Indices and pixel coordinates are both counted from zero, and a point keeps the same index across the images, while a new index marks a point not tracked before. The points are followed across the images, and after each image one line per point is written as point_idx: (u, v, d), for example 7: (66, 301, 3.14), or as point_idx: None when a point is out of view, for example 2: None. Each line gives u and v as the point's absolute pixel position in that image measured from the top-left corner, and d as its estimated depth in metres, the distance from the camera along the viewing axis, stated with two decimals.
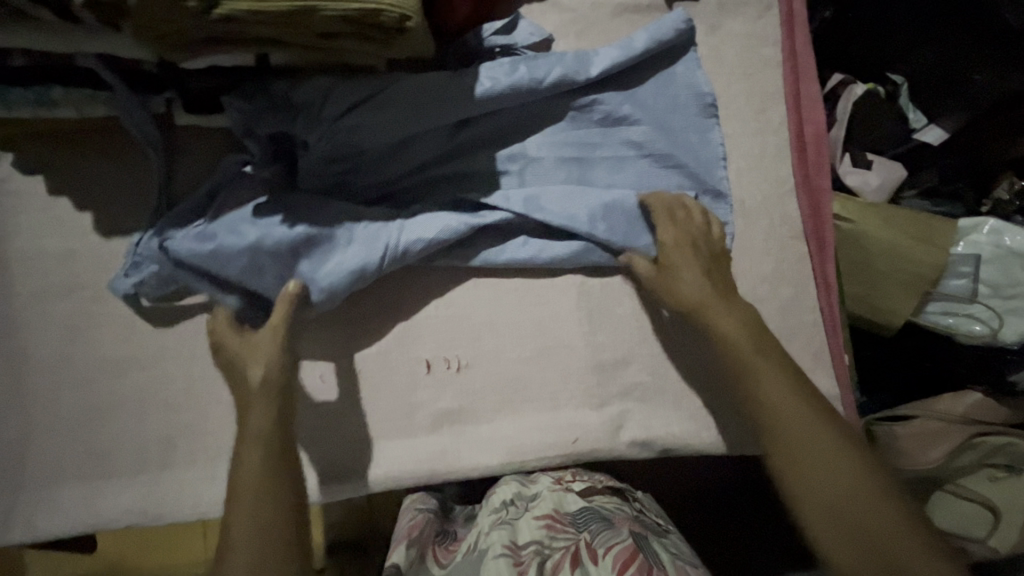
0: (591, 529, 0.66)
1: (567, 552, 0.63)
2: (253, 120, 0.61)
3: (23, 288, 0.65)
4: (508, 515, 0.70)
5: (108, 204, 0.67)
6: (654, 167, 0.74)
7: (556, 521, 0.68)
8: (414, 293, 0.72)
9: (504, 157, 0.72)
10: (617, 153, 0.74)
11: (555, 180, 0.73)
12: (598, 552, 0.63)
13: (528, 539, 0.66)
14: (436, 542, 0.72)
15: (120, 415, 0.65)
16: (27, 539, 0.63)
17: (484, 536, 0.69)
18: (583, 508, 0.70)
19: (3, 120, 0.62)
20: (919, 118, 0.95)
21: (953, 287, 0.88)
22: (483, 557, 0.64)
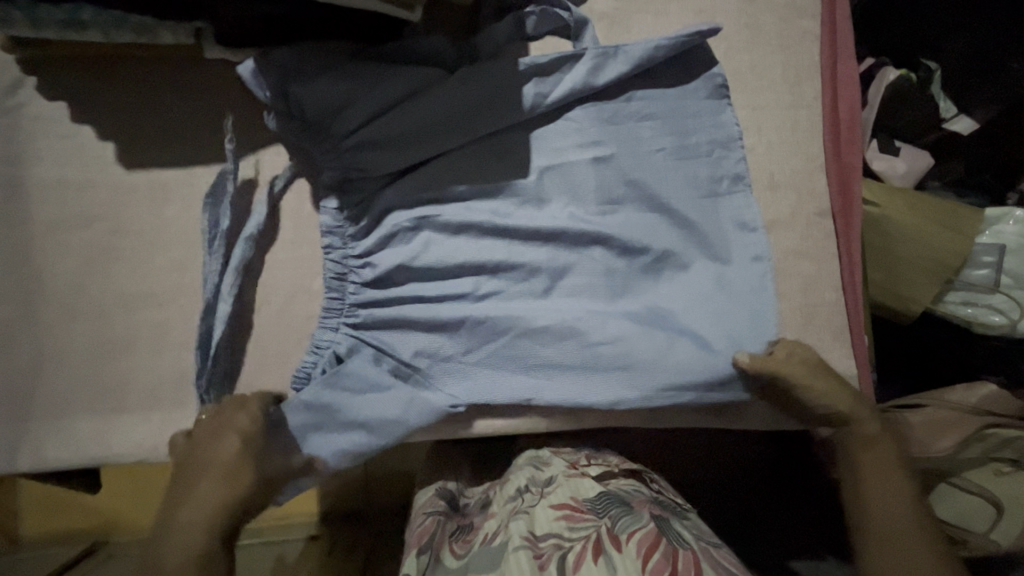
0: (610, 515, 0.64)
1: (588, 541, 0.60)
2: (291, 73, 0.63)
3: (41, 216, 0.64)
4: (524, 503, 0.71)
5: (133, 136, 0.66)
6: (680, 155, 0.73)
7: (574, 510, 0.66)
8: (431, 275, 0.69)
9: (537, 138, 0.71)
10: (645, 137, 0.73)
11: (583, 160, 0.71)
12: (620, 538, 0.60)
13: (546, 531, 0.64)
14: (452, 538, 0.71)
15: (135, 351, 0.65)
16: (36, 468, 0.63)
17: (501, 526, 0.68)
18: (601, 494, 0.69)
19: (29, 41, 0.60)
20: (949, 107, 0.94)
21: (976, 278, 0.87)
22: (502, 551, 0.63)
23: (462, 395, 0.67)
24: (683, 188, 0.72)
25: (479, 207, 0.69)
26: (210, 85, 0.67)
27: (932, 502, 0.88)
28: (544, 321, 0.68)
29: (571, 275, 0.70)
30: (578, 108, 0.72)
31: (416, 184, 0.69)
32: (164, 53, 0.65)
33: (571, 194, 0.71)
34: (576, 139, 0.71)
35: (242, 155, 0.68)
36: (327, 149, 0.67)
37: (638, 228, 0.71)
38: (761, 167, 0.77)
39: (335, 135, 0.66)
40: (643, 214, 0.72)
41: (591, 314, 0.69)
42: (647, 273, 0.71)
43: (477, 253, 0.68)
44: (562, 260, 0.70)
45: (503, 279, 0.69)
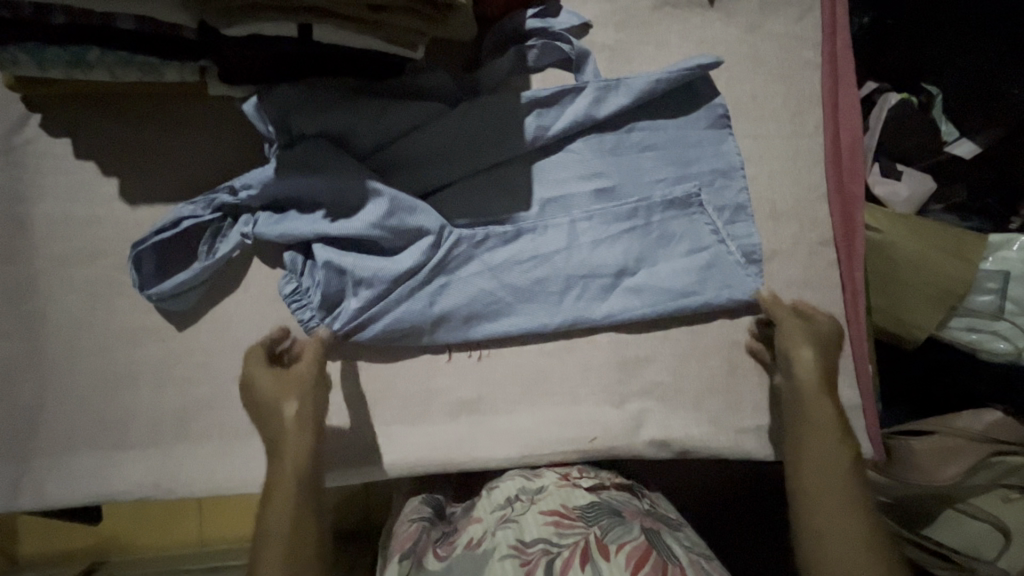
0: (601, 525, 0.66)
1: (576, 547, 0.62)
2: (293, 109, 0.63)
3: (45, 252, 0.64)
4: (513, 511, 0.70)
5: (136, 171, 0.66)
6: (680, 187, 0.73)
7: (563, 517, 0.67)
8: (441, 304, 0.68)
9: (540, 168, 0.72)
10: (647, 166, 0.73)
11: (586, 190, 0.72)
12: (610, 548, 0.62)
13: (534, 537, 0.65)
14: (436, 543, 0.71)
15: (138, 386, 0.65)
16: (37, 507, 0.63)
17: (488, 533, 0.68)
18: (592, 503, 0.70)
19: (34, 80, 0.61)
20: (951, 130, 0.94)
21: (980, 303, 0.86)
22: (487, 558, 0.64)
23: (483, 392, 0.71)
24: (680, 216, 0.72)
25: (488, 240, 0.69)
26: (211, 121, 0.67)
27: (937, 529, 0.88)
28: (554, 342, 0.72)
29: (568, 306, 0.70)
30: (581, 141, 0.72)
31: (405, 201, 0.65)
32: (167, 90, 0.65)
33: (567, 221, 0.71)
34: (577, 171, 0.72)
35: None
36: (313, 170, 0.64)
37: (645, 256, 0.72)
38: (763, 196, 0.77)
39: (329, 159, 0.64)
40: (645, 243, 0.72)
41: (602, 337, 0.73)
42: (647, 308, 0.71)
43: (485, 283, 0.69)
44: (568, 289, 0.70)
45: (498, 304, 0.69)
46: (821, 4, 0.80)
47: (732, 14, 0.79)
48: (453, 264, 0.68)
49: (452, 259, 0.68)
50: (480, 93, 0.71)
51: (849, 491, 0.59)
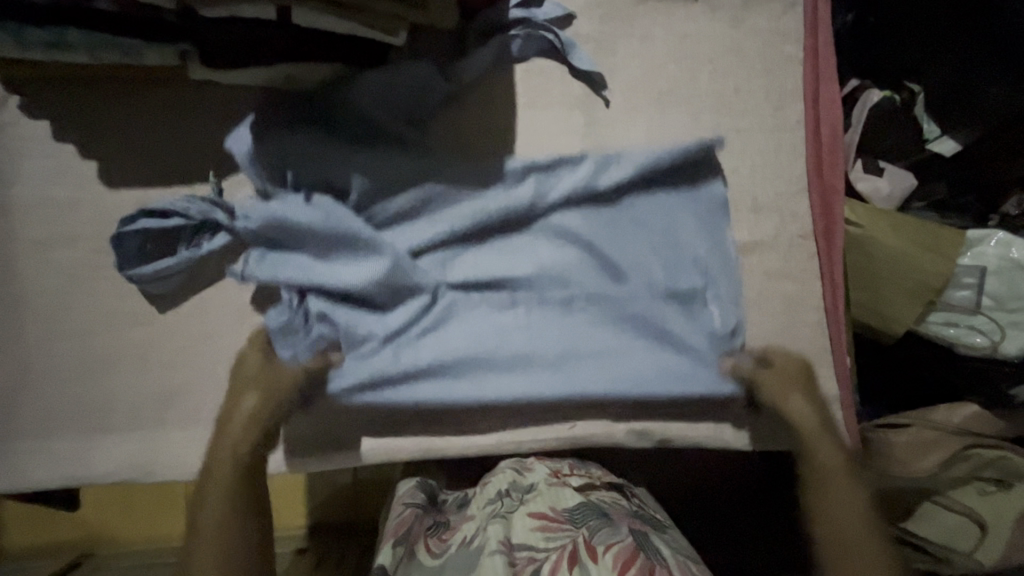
0: (589, 527, 0.67)
1: (564, 552, 0.63)
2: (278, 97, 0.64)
3: (24, 235, 0.64)
4: (502, 508, 0.72)
5: (117, 156, 0.66)
6: (663, 189, 0.74)
7: (552, 520, 0.68)
8: (428, 304, 0.68)
9: (520, 165, 0.69)
10: (634, 165, 0.71)
11: (571, 187, 0.70)
12: (598, 550, 0.63)
13: (523, 540, 0.66)
14: (429, 534, 0.72)
15: (118, 370, 0.65)
16: (19, 489, 0.63)
17: (479, 528, 0.69)
18: (580, 505, 0.71)
19: (13, 61, 0.60)
20: (932, 128, 0.96)
21: (958, 298, 0.87)
22: (478, 555, 0.64)
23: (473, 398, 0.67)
24: (661, 209, 0.73)
25: (476, 240, 0.70)
26: (193, 106, 0.67)
27: (915, 522, 0.90)
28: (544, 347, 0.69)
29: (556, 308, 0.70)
30: (563, 134, 0.74)
31: (378, 192, 0.66)
32: (148, 74, 0.65)
33: (542, 222, 0.71)
34: (559, 167, 0.70)
35: (221, 174, 0.67)
36: (297, 162, 0.64)
37: (632, 258, 0.71)
38: (745, 189, 0.78)
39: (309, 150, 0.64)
40: (630, 242, 0.72)
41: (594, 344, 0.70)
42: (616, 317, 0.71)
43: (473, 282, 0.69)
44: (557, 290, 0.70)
45: (466, 307, 0.69)
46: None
47: (716, 8, 0.79)
48: (442, 264, 0.69)
49: (440, 259, 0.69)
50: (463, 81, 0.70)
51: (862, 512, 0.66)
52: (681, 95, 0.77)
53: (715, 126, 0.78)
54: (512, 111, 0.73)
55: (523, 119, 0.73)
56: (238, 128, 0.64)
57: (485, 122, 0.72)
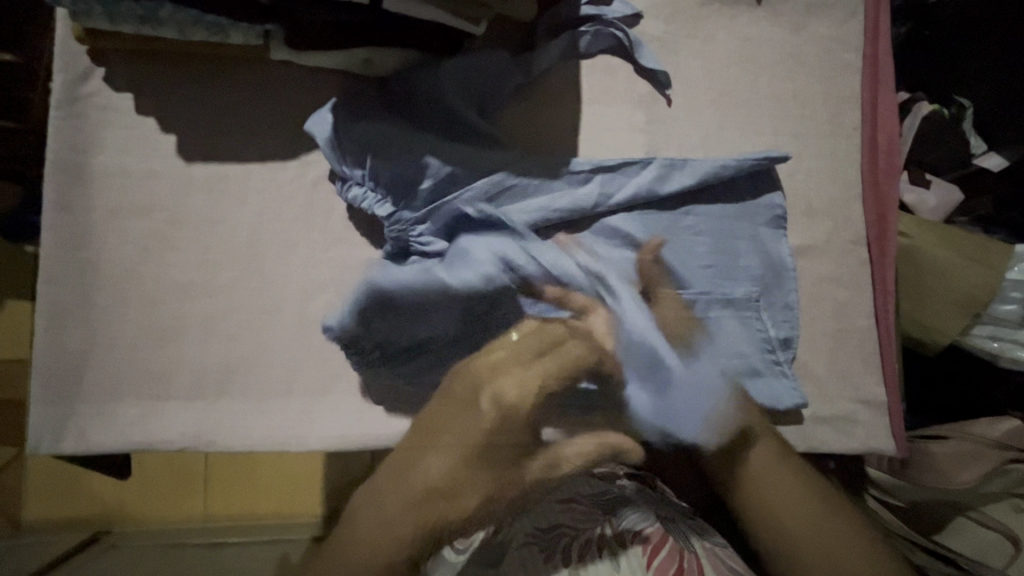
0: (614, 515, 0.70)
1: (592, 540, 0.67)
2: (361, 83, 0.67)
3: (101, 203, 0.66)
4: (526, 499, 0.71)
5: (194, 130, 0.67)
6: (722, 195, 0.75)
7: (579, 504, 0.71)
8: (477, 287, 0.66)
9: (586, 163, 0.71)
10: (699, 171, 0.72)
11: (637, 188, 0.71)
12: (625, 538, 0.67)
13: (553, 524, 0.69)
14: None
15: (183, 340, 0.66)
16: (78, 451, 0.64)
17: (503, 522, 0.69)
18: (605, 492, 0.72)
19: (104, 34, 0.62)
20: (979, 143, 0.96)
21: (1003, 312, 0.88)
22: (505, 548, 0.68)
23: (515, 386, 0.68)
24: (721, 213, 0.74)
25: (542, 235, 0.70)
26: (270, 85, 0.68)
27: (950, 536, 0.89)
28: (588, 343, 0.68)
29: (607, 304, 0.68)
30: (625, 130, 0.75)
31: (453, 180, 0.66)
32: (227, 51, 0.66)
33: (604, 221, 0.72)
34: (626, 168, 0.72)
35: (294, 153, 0.69)
36: (370, 144, 0.65)
37: (689, 263, 0.72)
38: (800, 193, 0.78)
39: (384, 129, 0.65)
40: (687, 245, 0.73)
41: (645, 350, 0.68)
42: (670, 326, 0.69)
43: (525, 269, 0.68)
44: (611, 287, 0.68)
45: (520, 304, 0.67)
46: (864, 9, 0.82)
47: (778, 14, 0.80)
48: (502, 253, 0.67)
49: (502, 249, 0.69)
50: (533, 73, 0.72)
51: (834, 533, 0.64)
52: (741, 97, 0.78)
53: (773, 129, 0.79)
54: (577, 106, 0.74)
55: (587, 115, 0.75)
56: (322, 112, 0.66)
57: (551, 116, 0.74)
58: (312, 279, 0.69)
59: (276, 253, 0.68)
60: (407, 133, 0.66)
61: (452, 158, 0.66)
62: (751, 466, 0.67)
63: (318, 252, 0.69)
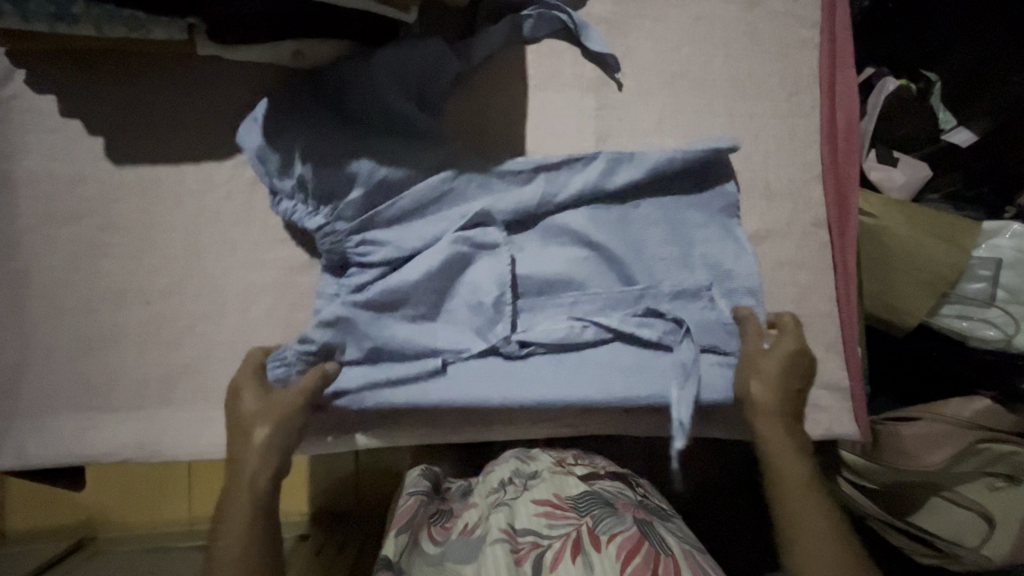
0: (593, 515, 0.66)
1: (568, 539, 0.63)
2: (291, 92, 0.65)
3: (29, 210, 0.63)
4: (506, 498, 0.71)
5: (124, 132, 0.65)
6: (676, 181, 0.73)
7: (556, 507, 0.67)
8: (425, 305, 0.66)
9: (529, 165, 0.69)
10: (646, 168, 0.70)
11: (581, 190, 0.69)
12: (600, 538, 0.63)
13: (526, 527, 0.65)
14: (431, 522, 0.72)
15: (122, 349, 0.64)
16: (18, 467, 0.62)
17: (482, 518, 0.69)
18: (584, 492, 0.70)
19: (19, 34, 0.59)
20: (948, 118, 0.94)
21: (971, 291, 0.86)
22: (480, 544, 0.65)
23: (468, 402, 0.67)
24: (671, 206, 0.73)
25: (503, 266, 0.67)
26: (199, 82, 0.66)
27: (922, 515, 0.89)
28: (541, 363, 0.68)
29: (557, 314, 0.68)
30: (574, 119, 0.73)
31: (389, 185, 0.65)
32: (150, 48, 0.63)
33: (553, 216, 0.70)
34: (571, 172, 0.70)
35: (229, 153, 0.67)
36: (302, 151, 0.63)
37: (641, 257, 0.70)
38: (758, 176, 0.76)
39: (317, 132, 0.63)
40: (635, 237, 0.71)
41: (591, 359, 0.69)
42: (609, 327, 0.67)
43: (483, 301, 0.66)
44: (558, 296, 0.69)
45: (492, 316, 0.67)
46: None
47: None
48: (458, 285, 0.67)
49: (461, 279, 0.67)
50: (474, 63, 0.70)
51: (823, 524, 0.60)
52: (695, 79, 0.76)
53: (728, 110, 0.76)
54: (522, 94, 0.72)
55: (535, 102, 0.72)
56: (251, 118, 0.64)
57: (496, 106, 0.72)
58: (252, 282, 0.66)
59: (216, 256, 0.66)
60: (340, 135, 0.64)
61: (390, 159, 0.65)
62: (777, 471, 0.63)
63: (258, 254, 0.67)
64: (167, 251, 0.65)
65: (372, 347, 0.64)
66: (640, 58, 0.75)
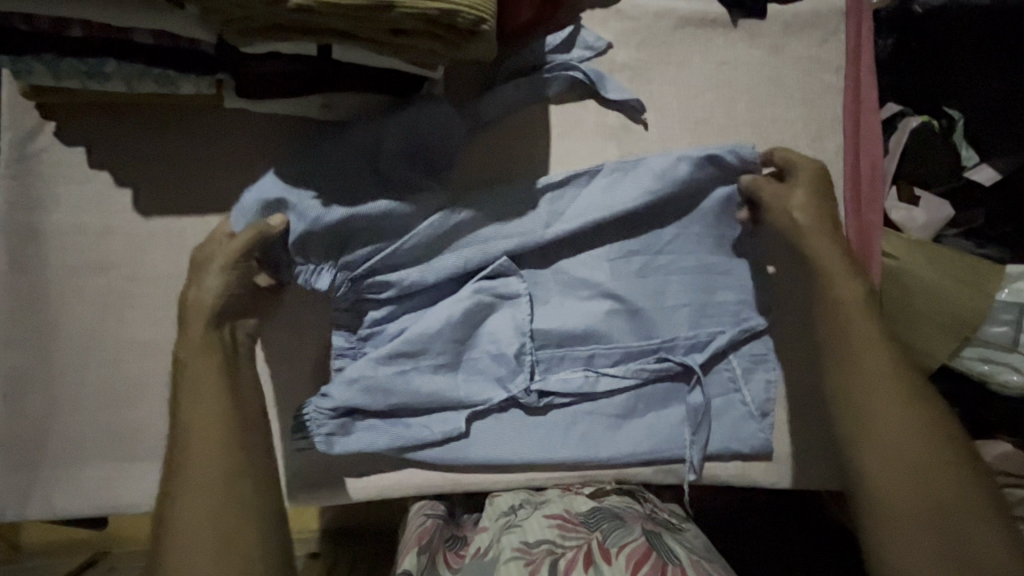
0: (603, 529, 0.65)
1: (580, 551, 0.62)
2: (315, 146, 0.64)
3: (59, 261, 0.64)
4: (517, 517, 0.68)
5: (150, 184, 0.65)
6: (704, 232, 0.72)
7: (567, 521, 0.66)
8: (444, 358, 0.67)
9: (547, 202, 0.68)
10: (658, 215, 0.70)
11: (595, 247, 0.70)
12: (611, 552, 0.62)
13: (539, 538, 0.64)
14: (446, 546, 0.69)
15: (147, 399, 0.65)
16: (46, 515, 0.63)
17: (494, 539, 0.66)
18: (595, 508, 0.68)
19: (51, 90, 0.60)
20: (970, 155, 0.93)
21: (992, 334, 0.85)
22: (495, 563, 0.63)
23: (489, 454, 0.68)
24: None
25: (519, 313, 0.68)
26: (225, 132, 0.66)
27: None
28: (561, 415, 0.69)
29: (575, 367, 0.69)
30: (599, 166, 0.73)
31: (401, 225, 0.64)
32: (179, 101, 0.64)
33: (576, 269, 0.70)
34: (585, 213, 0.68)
35: None
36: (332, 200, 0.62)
37: (662, 304, 0.70)
38: None
39: (345, 176, 0.63)
40: (655, 286, 0.70)
41: (608, 411, 0.70)
42: (625, 379, 0.69)
43: (505, 352, 0.68)
44: (577, 348, 0.69)
45: (509, 370, 0.68)
46: (847, 27, 0.78)
47: (755, 35, 0.77)
48: (476, 332, 0.68)
49: (479, 326, 0.68)
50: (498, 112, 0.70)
51: (908, 406, 0.59)
52: (717, 125, 0.76)
53: None
54: (545, 143, 0.72)
55: (558, 149, 0.72)
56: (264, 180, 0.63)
57: (518, 154, 0.72)
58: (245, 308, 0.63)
59: None
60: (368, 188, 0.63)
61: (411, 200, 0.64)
62: (852, 350, 0.62)
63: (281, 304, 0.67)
64: None
65: (392, 396, 0.65)
66: (662, 104, 0.75)
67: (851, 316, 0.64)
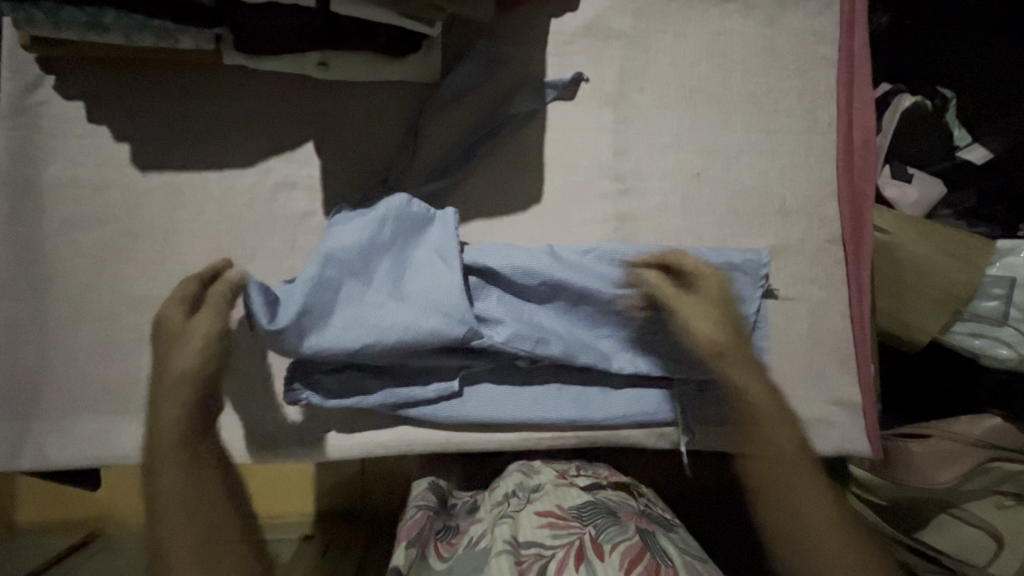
0: (596, 524, 0.65)
1: (570, 548, 0.61)
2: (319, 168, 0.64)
3: (56, 214, 0.64)
4: (510, 508, 0.71)
5: (148, 139, 0.66)
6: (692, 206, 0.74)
7: (558, 518, 0.66)
8: None
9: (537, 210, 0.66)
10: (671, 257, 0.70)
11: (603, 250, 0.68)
12: (604, 548, 0.61)
13: (529, 538, 0.64)
14: (438, 537, 0.71)
15: (141, 353, 0.65)
16: (38, 467, 0.63)
17: (487, 531, 0.68)
18: (587, 502, 0.69)
19: (51, 40, 0.60)
20: (964, 135, 0.93)
21: (983, 308, 0.86)
22: (486, 557, 0.63)
23: (482, 413, 0.68)
24: (683, 219, 0.74)
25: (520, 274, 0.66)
26: (223, 90, 0.67)
27: (930, 533, 0.89)
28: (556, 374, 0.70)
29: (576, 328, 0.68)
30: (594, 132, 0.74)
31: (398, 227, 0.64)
32: (177, 56, 0.64)
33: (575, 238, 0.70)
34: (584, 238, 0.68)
35: (252, 160, 0.67)
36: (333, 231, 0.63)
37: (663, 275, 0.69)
38: (773, 191, 0.76)
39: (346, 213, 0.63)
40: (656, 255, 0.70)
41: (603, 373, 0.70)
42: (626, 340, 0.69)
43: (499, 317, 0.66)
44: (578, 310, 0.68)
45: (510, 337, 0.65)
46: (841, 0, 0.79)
47: (750, 6, 0.78)
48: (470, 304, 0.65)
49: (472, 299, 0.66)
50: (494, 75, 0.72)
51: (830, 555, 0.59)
52: (712, 95, 0.76)
53: (745, 126, 0.77)
54: (542, 109, 0.72)
55: (554, 115, 0.73)
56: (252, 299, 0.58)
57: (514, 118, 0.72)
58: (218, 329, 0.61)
59: (239, 261, 0.67)
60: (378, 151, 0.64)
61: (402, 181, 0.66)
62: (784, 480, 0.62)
63: (277, 261, 0.67)
64: (189, 256, 0.66)
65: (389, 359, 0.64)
66: (657, 72, 0.75)
67: (768, 432, 0.65)
